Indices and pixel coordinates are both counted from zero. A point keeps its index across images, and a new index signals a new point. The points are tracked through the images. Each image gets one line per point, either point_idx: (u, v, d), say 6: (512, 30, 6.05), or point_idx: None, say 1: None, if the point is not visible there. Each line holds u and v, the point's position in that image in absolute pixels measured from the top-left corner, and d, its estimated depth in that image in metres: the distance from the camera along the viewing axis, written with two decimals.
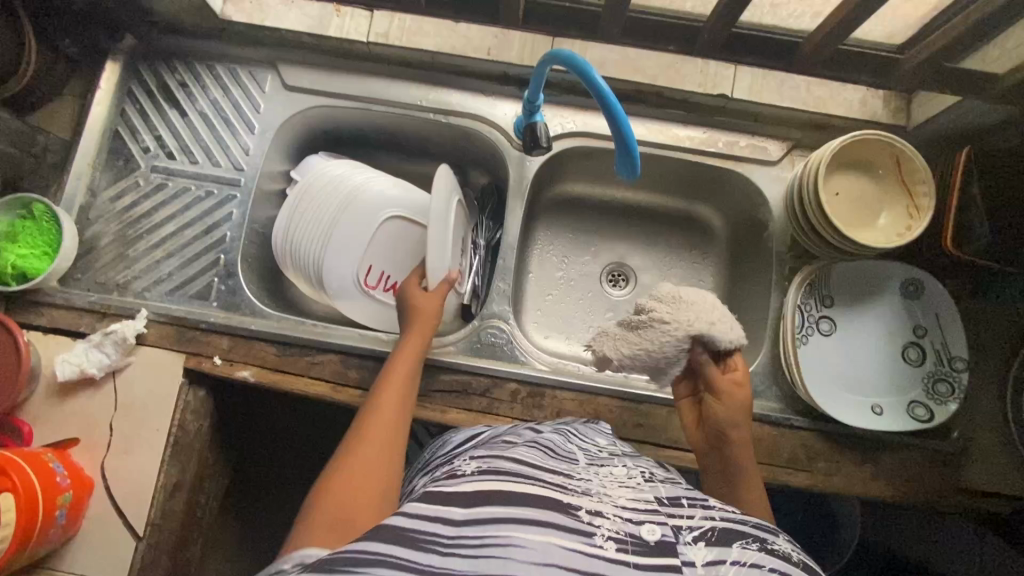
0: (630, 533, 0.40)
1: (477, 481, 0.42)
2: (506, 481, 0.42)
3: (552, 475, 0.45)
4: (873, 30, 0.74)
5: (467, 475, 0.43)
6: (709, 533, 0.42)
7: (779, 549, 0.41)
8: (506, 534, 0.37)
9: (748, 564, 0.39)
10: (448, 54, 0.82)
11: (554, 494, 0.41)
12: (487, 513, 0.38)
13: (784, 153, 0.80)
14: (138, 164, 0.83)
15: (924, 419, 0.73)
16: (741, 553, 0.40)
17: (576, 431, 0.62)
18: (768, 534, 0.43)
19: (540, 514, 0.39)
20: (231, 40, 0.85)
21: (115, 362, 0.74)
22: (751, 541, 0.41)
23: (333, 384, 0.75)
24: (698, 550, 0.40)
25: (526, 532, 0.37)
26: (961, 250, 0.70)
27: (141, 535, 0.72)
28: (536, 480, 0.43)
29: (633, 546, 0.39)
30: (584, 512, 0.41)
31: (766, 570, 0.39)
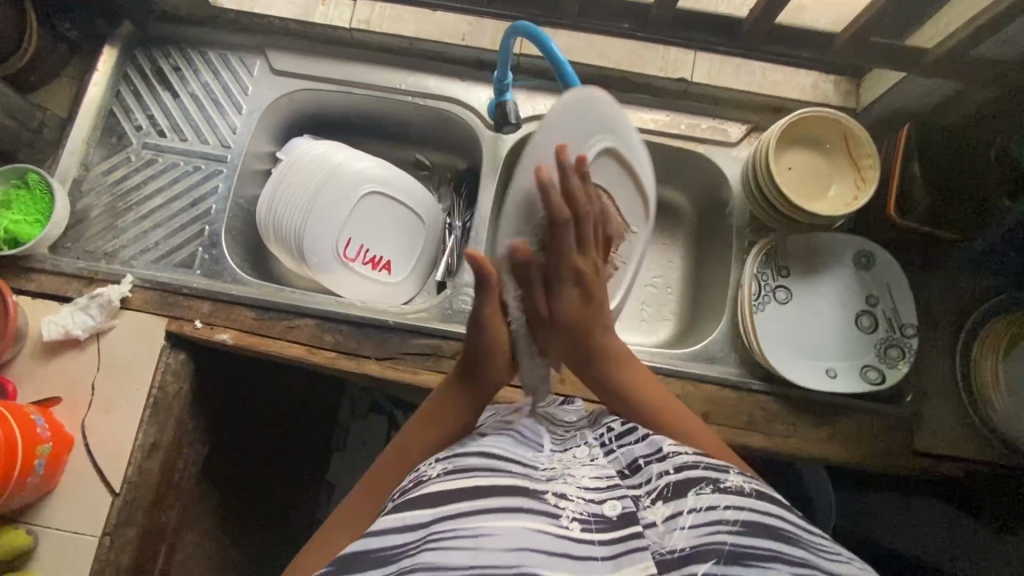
0: (593, 513, 0.45)
1: (445, 481, 0.46)
2: (472, 476, 0.46)
3: (516, 462, 0.50)
4: (820, 18, 0.79)
5: (433, 476, 0.47)
6: (665, 490, 0.47)
7: (731, 484, 0.46)
8: (473, 526, 0.42)
9: (705, 508, 0.44)
10: (425, 40, 0.87)
11: (519, 483, 0.46)
12: (452, 512, 0.43)
13: (743, 134, 0.84)
14: (131, 141, 0.87)
15: (876, 381, 0.76)
16: (696, 501, 0.45)
17: (546, 412, 0.65)
18: (720, 471, 0.48)
19: (503, 503, 0.43)
20: (222, 27, 0.90)
21: (100, 324, 0.77)
22: (705, 485, 0.46)
23: (308, 347, 0.78)
24: (658, 509, 0.46)
25: (494, 521, 0.42)
26: (904, 218, 0.74)
27: (117, 491, 0.74)
28: (500, 469, 0.48)
29: (596, 524, 0.44)
30: (550, 496, 0.45)
31: (721, 509, 0.44)
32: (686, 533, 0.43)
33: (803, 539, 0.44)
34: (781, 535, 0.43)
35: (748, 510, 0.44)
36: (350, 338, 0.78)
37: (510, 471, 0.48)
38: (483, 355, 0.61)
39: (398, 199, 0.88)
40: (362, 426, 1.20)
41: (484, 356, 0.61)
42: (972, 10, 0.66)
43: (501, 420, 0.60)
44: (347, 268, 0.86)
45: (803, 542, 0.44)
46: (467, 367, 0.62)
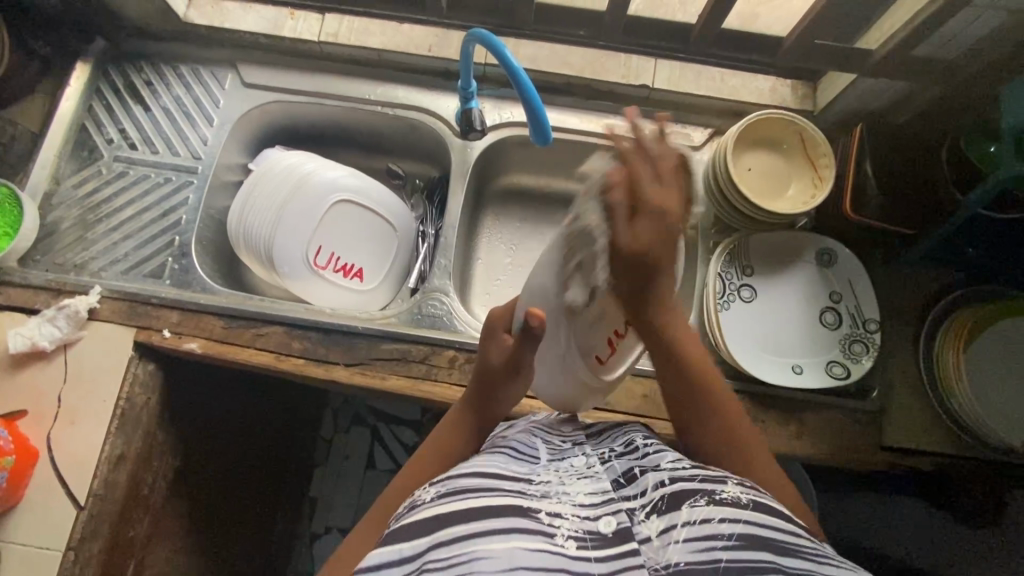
0: (588, 529, 0.45)
1: (441, 505, 0.45)
2: (467, 498, 0.45)
3: (511, 480, 0.49)
4: (772, 25, 0.82)
5: (427, 501, 0.47)
6: (659, 503, 0.47)
7: (727, 496, 0.46)
8: (469, 550, 0.41)
9: (700, 521, 0.44)
10: (393, 51, 0.88)
11: (514, 501, 0.45)
12: (448, 536, 0.42)
13: (706, 138, 0.86)
14: (102, 154, 0.88)
15: (840, 377, 0.77)
16: (691, 513, 0.45)
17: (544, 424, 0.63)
18: (717, 484, 0.48)
19: (497, 520, 0.43)
20: (194, 43, 0.92)
21: (66, 335, 0.77)
22: (699, 497, 0.46)
23: (277, 354, 0.78)
24: (651, 523, 0.45)
25: (489, 542, 0.42)
26: (861, 215, 0.77)
27: (82, 505, 0.73)
28: (494, 488, 0.47)
29: (592, 541, 0.44)
30: (543, 514, 0.45)
31: (716, 522, 0.44)
32: (679, 547, 0.43)
33: (802, 550, 0.43)
34: (780, 547, 0.42)
35: (744, 523, 0.43)
36: (318, 344, 0.79)
37: (506, 489, 0.47)
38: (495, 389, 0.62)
39: (369, 208, 0.89)
40: (343, 440, 1.18)
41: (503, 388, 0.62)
42: (911, 11, 0.68)
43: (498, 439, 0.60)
44: (319, 277, 0.86)
45: (804, 554, 0.43)
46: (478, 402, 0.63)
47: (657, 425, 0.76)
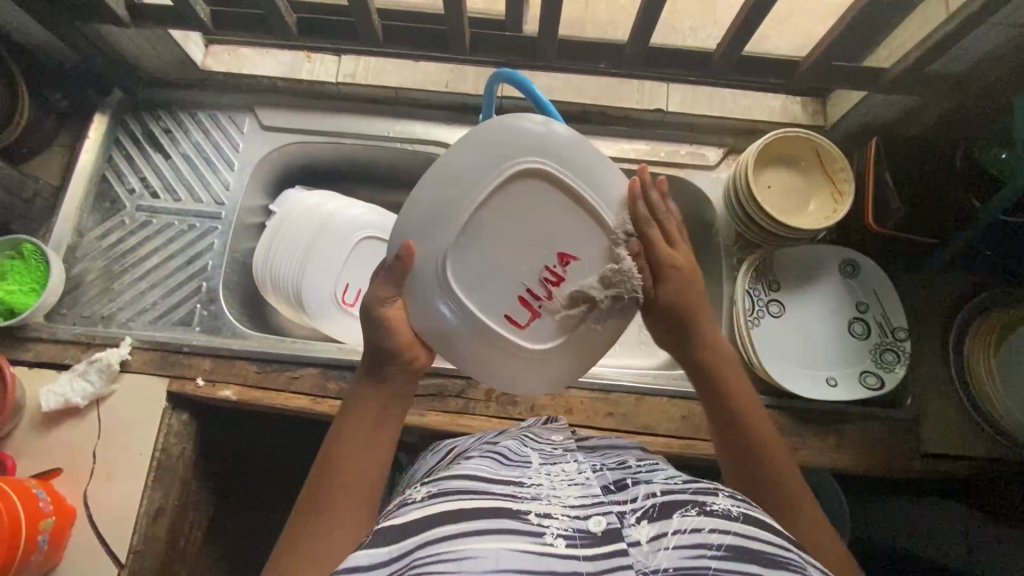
0: (577, 529, 0.42)
1: (433, 505, 0.43)
2: (458, 499, 0.44)
3: (500, 484, 0.47)
4: (782, 45, 0.84)
5: (417, 500, 0.45)
6: (650, 510, 0.44)
7: (718, 508, 0.44)
8: (456, 548, 0.39)
9: (690, 530, 0.42)
10: (409, 88, 0.90)
11: (501, 505, 0.43)
12: (434, 537, 0.40)
13: (721, 158, 0.87)
14: (124, 205, 0.89)
15: (875, 387, 0.77)
16: (682, 521, 0.43)
17: (531, 432, 0.62)
18: (707, 496, 0.46)
19: (483, 522, 0.41)
20: (211, 89, 0.92)
21: (99, 390, 0.77)
22: (691, 507, 0.44)
23: (313, 397, 0.78)
24: (642, 529, 0.43)
25: (477, 541, 0.39)
26: (883, 226, 0.78)
27: (123, 564, 0.72)
28: (483, 492, 0.45)
29: (582, 540, 0.41)
30: (532, 515, 0.43)
31: (707, 532, 0.42)
32: (669, 554, 0.40)
33: (794, 562, 0.41)
34: (771, 561, 0.40)
35: (735, 534, 0.42)
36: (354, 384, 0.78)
37: (494, 493, 0.45)
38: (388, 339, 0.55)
39: None
40: None
41: (389, 346, 0.55)
42: (922, 31, 0.70)
43: (490, 444, 0.58)
44: (348, 314, 0.86)
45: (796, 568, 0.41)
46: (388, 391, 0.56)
47: (697, 447, 0.76)
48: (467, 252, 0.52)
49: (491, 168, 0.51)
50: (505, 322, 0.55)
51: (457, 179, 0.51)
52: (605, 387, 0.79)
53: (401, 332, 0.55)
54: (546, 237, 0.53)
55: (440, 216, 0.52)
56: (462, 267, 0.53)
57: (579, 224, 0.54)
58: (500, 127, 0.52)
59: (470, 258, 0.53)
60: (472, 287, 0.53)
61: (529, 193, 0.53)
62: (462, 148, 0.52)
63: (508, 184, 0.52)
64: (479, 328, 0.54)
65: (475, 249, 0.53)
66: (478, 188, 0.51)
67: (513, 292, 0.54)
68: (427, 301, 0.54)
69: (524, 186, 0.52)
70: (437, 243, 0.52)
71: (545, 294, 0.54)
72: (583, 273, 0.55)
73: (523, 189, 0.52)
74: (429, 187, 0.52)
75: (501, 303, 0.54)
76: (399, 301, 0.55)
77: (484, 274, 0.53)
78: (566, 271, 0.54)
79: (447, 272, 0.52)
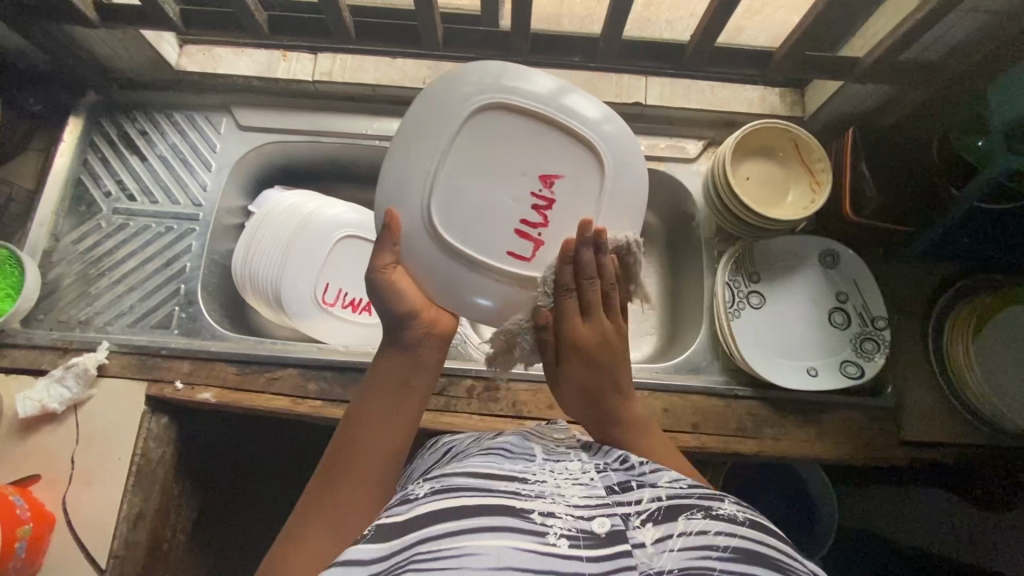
0: (581, 529, 0.42)
1: (434, 501, 0.43)
2: (463, 497, 0.43)
3: (504, 481, 0.46)
4: (759, 36, 0.84)
5: (419, 496, 0.44)
6: (655, 511, 0.45)
7: (724, 512, 0.45)
8: (459, 545, 0.39)
9: (695, 533, 0.42)
10: (387, 85, 0.89)
11: (506, 504, 0.43)
12: (441, 531, 0.40)
13: (701, 150, 0.88)
14: (100, 208, 0.88)
15: (855, 376, 0.78)
16: (687, 525, 0.43)
17: (533, 431, 0.60)
18: (713, 500, 0.46)
19: (490, 519, 0.41)
20: (186, 89, 0.91)
21: (77, 395, 0.76)
22: (695, 510, 0.45)
23: (292, 398, 0.77)
24: (647, 530, 0.43)
25: (480, 538, 0.40)
26: (859, 216, 0.78)
27: (103, 568, 0.72)
28: (487, 489, 0.44)
29: (585, 540, 0.41)
30: (536, 514, 0.43)
31: (712, 535, 0.42)
32: (674, 555, 0.41)
33: (798, 568, 0.42)
34: (774, 564, 0.41)
35: (740, 537, 0.42)
36: (334, 384, 0.78)
37: (497, 492, 0.44)
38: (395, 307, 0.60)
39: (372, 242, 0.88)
40: None
41: (399, 314, 0.59)
42: (895, 19, 0.70)
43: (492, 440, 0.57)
44: (328, 314, 0.86)
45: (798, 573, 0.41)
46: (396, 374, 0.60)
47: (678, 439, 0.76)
48: (453, 192, 0.57)
49: (446, 123, 0.56)
50: (512, 255, 0.58)
51: (418, 137, 0.56)
52: None
53: (404, 296, 0.59)
54: (524, 166, 0.58)
55: (412, 171, 0.56)
56: (450, 206, 0.57)
57: (549, 143, 0.58)
58: (446, 89, 0.57)
59: (455, 199, 0.57)
60: (468, 225, 0.57)
61: (492, 135, 0.57)
62: (412, 114, 0.57)
63: (477, 128, 0.56)
64: (490, 263, 0.58)
65: (461, 186, 0.57)
66: (438, 142, 0.56)
67: (510, 225, 0.58)
68: (425, 256, 0.58)
69: (488, 127, 0.57)
70: (415, 200, 0.56)
71: (542, 221, 0.58)
72: (571, 189, 0.58)
73: (483, 125, 0.56)
74: (396, 156, 0.57)
75: (501, 233, 0.58)
76: (399, 269, 0.60)
77: (474, 206, 0.57)
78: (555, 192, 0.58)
79: (439, 222, 0.56)
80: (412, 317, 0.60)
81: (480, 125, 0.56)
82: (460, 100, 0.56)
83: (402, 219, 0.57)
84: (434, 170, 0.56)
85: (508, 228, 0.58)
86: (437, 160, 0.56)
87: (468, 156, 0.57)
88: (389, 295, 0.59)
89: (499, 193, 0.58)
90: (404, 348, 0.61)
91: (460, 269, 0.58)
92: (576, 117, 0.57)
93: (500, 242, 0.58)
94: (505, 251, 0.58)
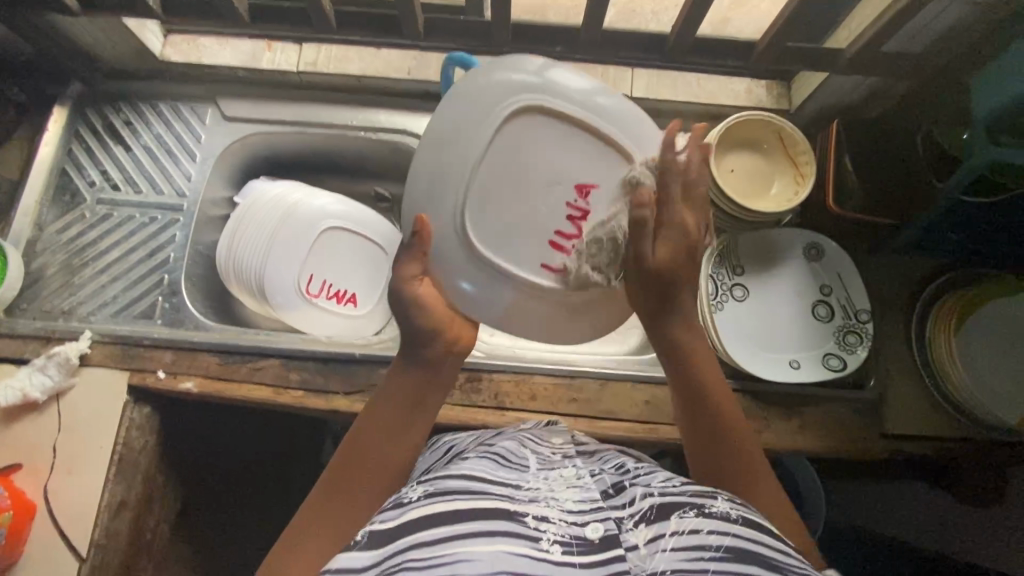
0: (574, 534, 0.42)
1: (427, 505, 0.44)
2: (456, 500, 0.44)
3: (498, 485, 0.47)
4: (746, 27, 0.83)
5: (413, 499, 0.45)
6: (648, 512, 0.44)
7: (717, 510, 0.44)
8: (452, 551, 0.40)
9: (687, 532, 0.42)
10: (373, 76, 0.90)
11: (500, 507, 0.44)
12: (435, 536, 0.41)
13: (688, 142, 0.87)
14: (84, 198, 0.88)
15: (838, 369, 0.78)
16: (679, 524, 0.43)
17: (531, 434, 0.61)
18: (708, 498, 0.46)
19: (481, 525, 0.42)
20: (171, 79, 0.91)
21: (59, 384, 0.76)
22: (688, 508, 0.44)
23: (274, 388, 0.77)
24: (640, 532, 0.43)
25: (471, 545, 0.40)
26: (844, 210, 0.77)
27: (85, 557, 0.72)
28: (481, 492, 0.45)
29: (578, 546, 0.42)
30: (529, 518, 0.43)
31: (704, 533, 0.42)
32: (667, 556, 0.41)
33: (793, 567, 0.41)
34: (768, 563, 0.41)
35: (733, 536, 0.42)
36: (316, 374, 0.78)
37: (491, 494, 0.45)
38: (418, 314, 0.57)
39: (357, 233, 0.88)
40: None
41: (424, 326, 0.58)
42: (878, 9, 0.69)
43: (490, 442, 0.58)
44: (312, 304, 0.86)
45: (793, 571, 0.41)
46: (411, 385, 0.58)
47: (660, 431, 0.76)
48: (484, 201, 0.54)
49: (480, 129, 0.53)
50: (545, 268, 0.55)
51: (450, 139, 0.53)
52: (569, 373, 0.79)
53: (430, 309, 0.58)
54: (559, 174, 0.54)
55: (442, 177, 0.53)
56: (481, 216, 0.54)
57: (584, 151, 0.54)
58: (481, 89, 0.54)
59: (484, 209, 0.54)
60: (498, 236, 0.54)
61: (525, 140, 0.54)
62: (446, 112, 0.54)
63: (509, 131, 0.53)
64: (523, 275, 0.55)
65: (491, 195, 0.54)
66: (469, 149, 0.53)
67: (543, 236, 0.54)
68: (454, 264, 0.56)
69: (523, 130, 0.53)
70: (445, 208, 0.54)
71: (576, 233, 0.55)
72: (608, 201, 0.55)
73: (515, 130, 0.53)
74: (424, 160, 0.54)
75: (534, 245, 0.55)
76: (426, 279, 0.58)
77: (504, 215, 0.54)
78: (589, 204, 0.54)
79: (468, 233, 0.54)
80: (437, 333, 0.58)
81: (513, 129, 0.53)
82: (495, 101, 0.53)
83: (431, 226, 0.54)
84: (465, 175, 0.53)
85: (539, 237, 0.54)
86: (470, 166, 0.53)
87: (500, 162, 0.54)
88: (416, 308, 0.57)
89: (534, 201, 0.54)
90: (423, 356, 0.59)
91: (489, 281, 0.55)
92: (606, 123, 0.54)
93: (532, 255, 0.55)
94: (536, 265, 0.55)
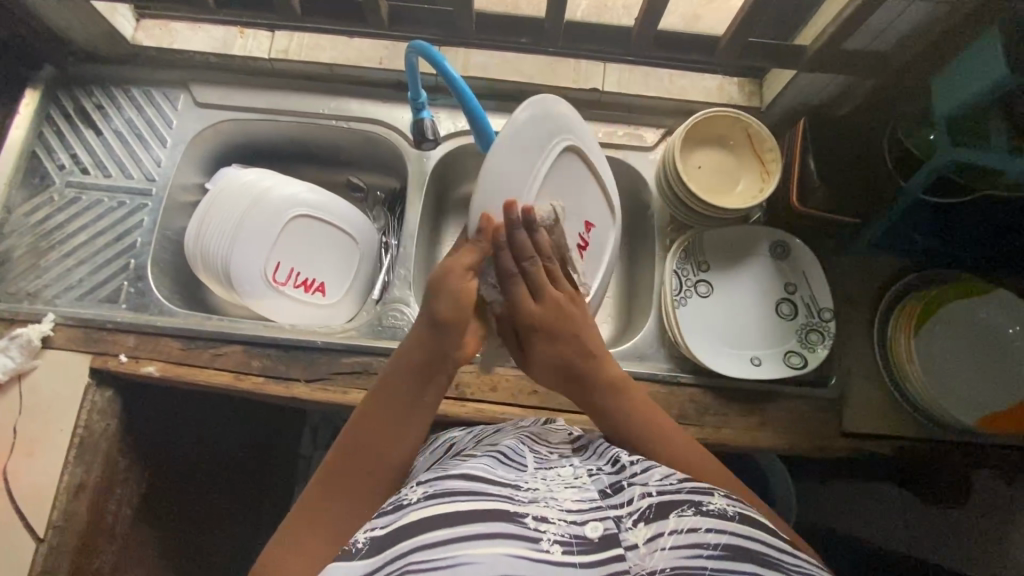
0: (574, 534, 0.42)
1: (427, 507, 0.42)
2: (459, 501, 0.43)
3: (498, 485, 0.46)
4: (717, 24, 0.83)
5: (412, 502, 0.44)
6: (647, 511, 0.44)
7: (714, 507, 0.44)
8: (452, 554, 0.39)
9: (686, 531, 0.42)
10: (344, 65, 0.89)
11: (500, 507, 0.43)
12: (435, 539, 0.40)
13: (659, 138, 0.87)
14: (53, 181, 0.88)
15: (798, 366, 0.78)
16: (678, 522, 0.42)
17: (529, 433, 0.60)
18: (703, 494, 0.45)
19: (481, 528, 0.41)
20: (142, 65, 0.91)
21: (20, 365, 0.76)
22: (686, 506, 0.43)
23: (236, 373, 0.78)
24: (639, 531, 0.43)
25: (472, 547, 0.39)
26: (804, 206, 0.78)
27: (42, 537, 0.73)
28: (481, 492, 0.44)
29: (578, 545, 0.41)
30: (529, 518, 0.42)
31: (703, 532, 0.41)
32: (666, 554, 0.41)
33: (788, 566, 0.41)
34: (765, 561, 0.41)
35: (731, 534, 0.41)
36: (278, 360, 0.78)
37: (491, 494, 0.44)
38: (447, 304, 0.59)
39: (327, 222, 0.88)
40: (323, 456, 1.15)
41: (446, 315, 0.59)
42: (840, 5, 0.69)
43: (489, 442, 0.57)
44: (279, 293, 0.86)
45: (789, 567, 0.41)
46: (422, 363, 0.59)
47: None
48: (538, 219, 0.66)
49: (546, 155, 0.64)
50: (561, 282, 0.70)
51: (526, 154, 0.62)
52: None
53: (446, 297, 0.59)
54: (577, 211, 0.71)
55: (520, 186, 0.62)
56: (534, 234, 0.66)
57: (593, 194, 0.73)
58: (544, 115, 0.63)
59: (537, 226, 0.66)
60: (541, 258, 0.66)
61: (561, 175, 0.68)
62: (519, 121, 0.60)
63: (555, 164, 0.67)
64: None
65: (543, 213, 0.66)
66: (541, 165, 0.64)
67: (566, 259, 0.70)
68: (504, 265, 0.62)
69: (561, 167, 0.68)
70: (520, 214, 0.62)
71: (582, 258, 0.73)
72: (601, 236, 0.75)
73: (560, 163, 0.67)
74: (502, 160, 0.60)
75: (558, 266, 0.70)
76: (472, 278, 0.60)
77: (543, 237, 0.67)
78: (591, 237, 0.74)
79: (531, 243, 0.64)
80: (453, 325, 0.59)
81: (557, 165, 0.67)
82: (553, 132, 0.65)
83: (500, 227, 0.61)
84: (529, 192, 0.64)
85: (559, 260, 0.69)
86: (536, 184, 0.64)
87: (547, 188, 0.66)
88: (448, 299, 0.59)
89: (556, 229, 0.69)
90: (433, 348, 0.59)
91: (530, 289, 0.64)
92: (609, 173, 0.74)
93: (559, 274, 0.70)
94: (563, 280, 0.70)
